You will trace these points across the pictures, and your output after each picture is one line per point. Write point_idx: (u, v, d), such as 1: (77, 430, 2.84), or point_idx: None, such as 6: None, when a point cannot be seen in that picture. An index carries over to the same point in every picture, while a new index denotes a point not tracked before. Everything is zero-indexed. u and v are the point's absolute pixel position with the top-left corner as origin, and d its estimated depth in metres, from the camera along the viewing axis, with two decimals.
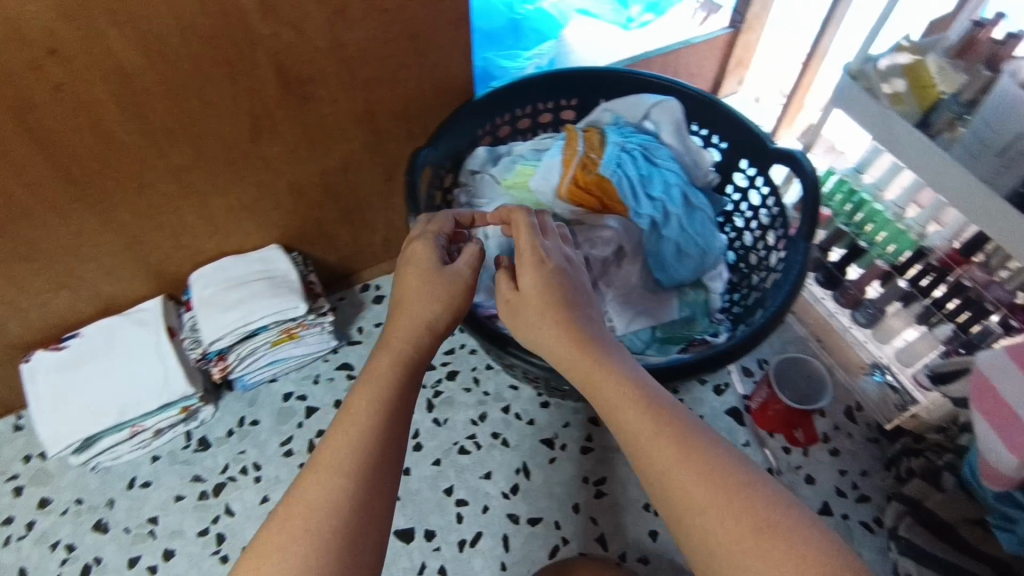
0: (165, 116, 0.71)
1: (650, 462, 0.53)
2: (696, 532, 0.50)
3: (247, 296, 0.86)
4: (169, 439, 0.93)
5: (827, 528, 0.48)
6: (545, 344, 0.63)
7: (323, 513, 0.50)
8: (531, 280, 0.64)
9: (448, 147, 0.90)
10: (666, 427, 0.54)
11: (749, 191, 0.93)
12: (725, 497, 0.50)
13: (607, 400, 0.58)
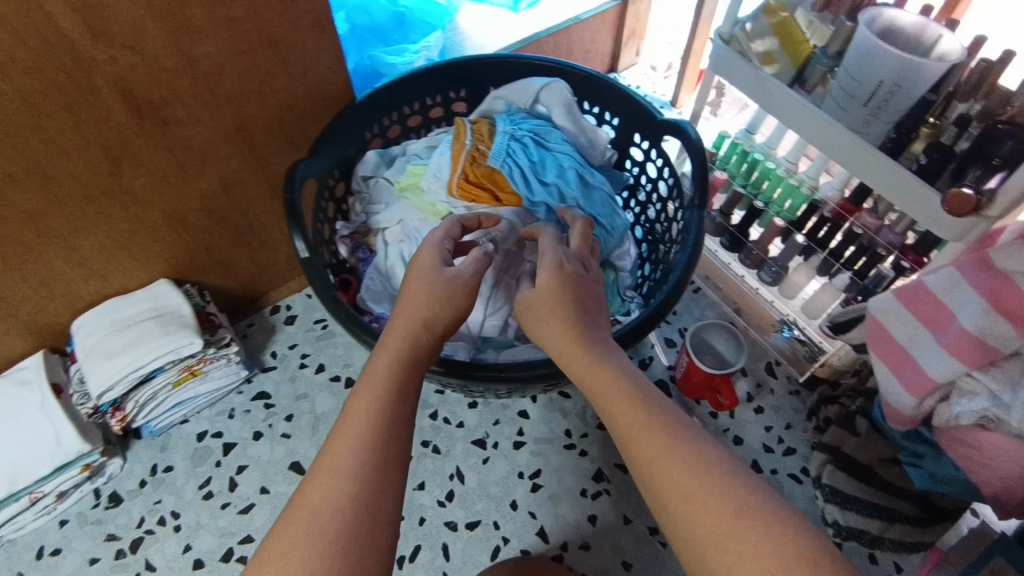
0: (38, 146, 0.66)
1: (637, 454, 0.51)
2: (683, 523, 0.47)
3: (138, 338, 0.82)
4: (76, 500, 0.87)
5: (767, 499, 0.47)
6: (553, 344, 0.61)
7: (309, 538, 0.46)
8: (548, 274, 0.63)
9: (338, 155, 0.87)
10: (655, 416, 0.52)
11: (647, 164, 0.93)
12: (707, 481, 0.48)
13: (601, 392, 0.56)
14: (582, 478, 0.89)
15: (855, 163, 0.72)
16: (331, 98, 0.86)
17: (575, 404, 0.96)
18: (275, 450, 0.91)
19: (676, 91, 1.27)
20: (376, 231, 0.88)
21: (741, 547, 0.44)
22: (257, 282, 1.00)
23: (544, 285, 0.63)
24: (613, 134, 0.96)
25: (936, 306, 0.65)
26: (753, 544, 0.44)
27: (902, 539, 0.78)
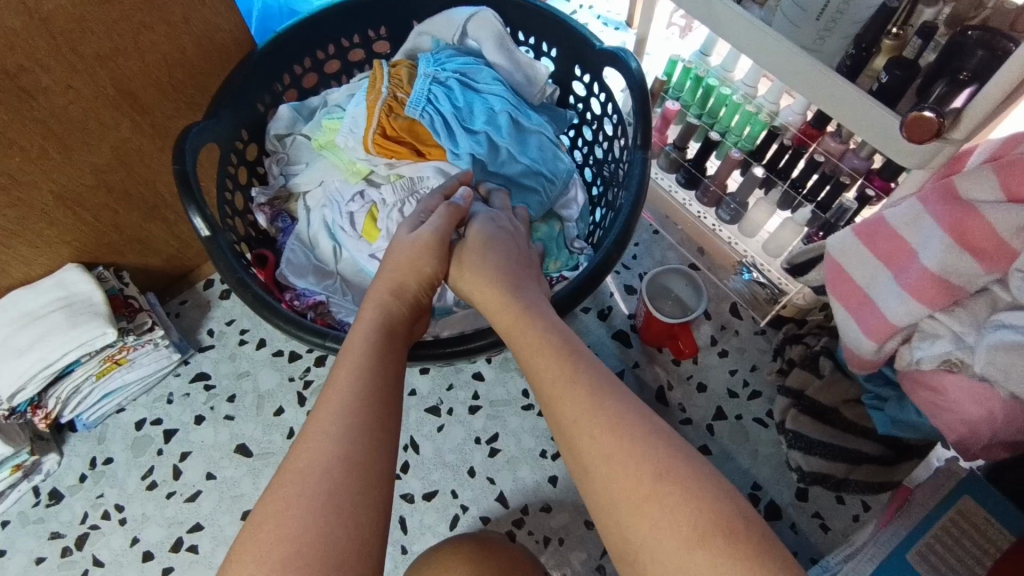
0: None
1: (562, 415, 0.47)
2: (600, 485, 0.43)
3: (50, 328, 0.76)
4: (15, 500, 0.82)
5: (702, 468, 0.42)
6: (478, 295, 0.59)
7: (230, 558, 0.41)
8: (479, 228, 0.64)
9: (247, 111, 0.78)
10: (576, 383, 0.47)
11: (590, 99, 0.84)
12: (629, 441, 0.43)
13: (533, 358, 0.51)
14: (540, 439, 0.86)
15: (808, 87, 0.64)
16: (227, 49, 0.77)
17: None
18: (219, 433, 0.86)
19: (630, 10, 1.16)
20: (298, 196, 0.82)
21: (660, 513, 0.40)
22: (184, 256, 0.94)
23: (476, 234, 0.63)
24: (552, 67, 0.87)
25: (895, 241, 0.60)
26: (675, 509, 0.40)
27: (869, 479, 0.74)
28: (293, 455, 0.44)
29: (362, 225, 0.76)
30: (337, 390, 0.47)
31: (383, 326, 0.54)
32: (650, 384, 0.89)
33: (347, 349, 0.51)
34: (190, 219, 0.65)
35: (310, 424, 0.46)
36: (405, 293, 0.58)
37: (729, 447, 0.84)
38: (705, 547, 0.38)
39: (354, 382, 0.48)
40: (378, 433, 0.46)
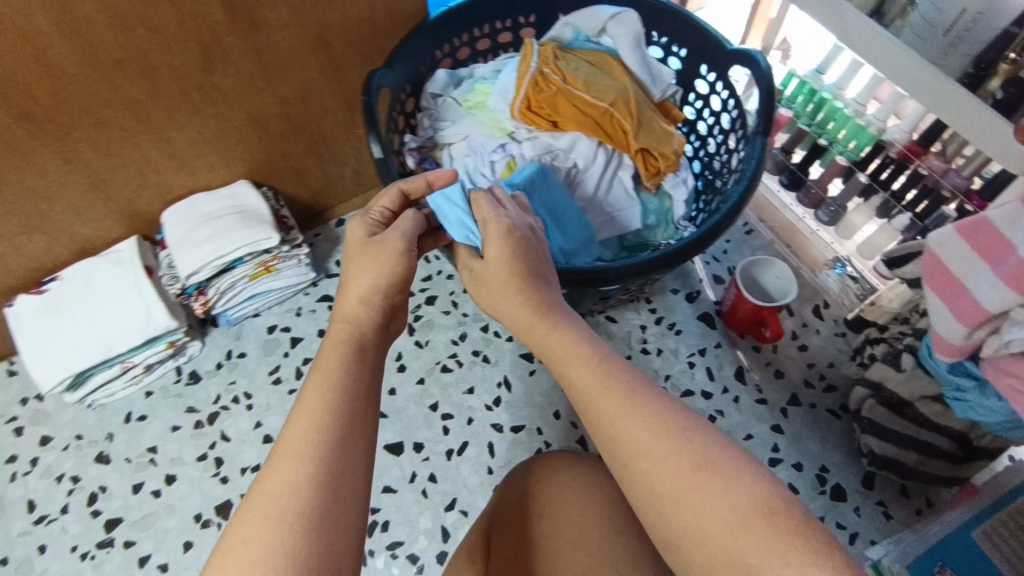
0: (152, 39, 0.72)
1: (599, 416, 0.50)
2: (639, 482, 0.47)
3: (224, 228, 0.89)
4: (160, 375, 0.94)
5: (737, 454, 0.46)
6: (508, 315, 0.59)
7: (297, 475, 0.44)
8: (497, 249, 0.58)
9: (411, 70, 0.90)
10: (611, 384, 0.51)
11: (711, 97, 0.93)
12: (665, 438, 0.47)
13: (563, 360, 0.55)
14: None
15: (929, 96, 0.71)
16: (406, 15, 0.90)
17: (621, 328, 1.00)
18: None
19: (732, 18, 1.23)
20: (442, 146, 0.92)
21: (701, 501, 0.44)
22: (325, 193, 1.07)
23: (492, 258, 0.58)
24: (678, 66, 0.97)
25: (995, 239, 0.65)
26: (715, 495, 0.44)
27: (936, 472, 0.80)
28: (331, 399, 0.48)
29: (500, 172, 0.84)
30: (312, 407, 0.48)
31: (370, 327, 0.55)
32: (728, 363, 0.95)
33: (317, 362, 0.51)
34: (369, 144, 0.77)
35: (289, 438, 0.46)
36: (374, 297, 0.56)
37: (800, 430, 0.89)
38: (747, 527, 0.43)
39: (337, 388, 0.49)
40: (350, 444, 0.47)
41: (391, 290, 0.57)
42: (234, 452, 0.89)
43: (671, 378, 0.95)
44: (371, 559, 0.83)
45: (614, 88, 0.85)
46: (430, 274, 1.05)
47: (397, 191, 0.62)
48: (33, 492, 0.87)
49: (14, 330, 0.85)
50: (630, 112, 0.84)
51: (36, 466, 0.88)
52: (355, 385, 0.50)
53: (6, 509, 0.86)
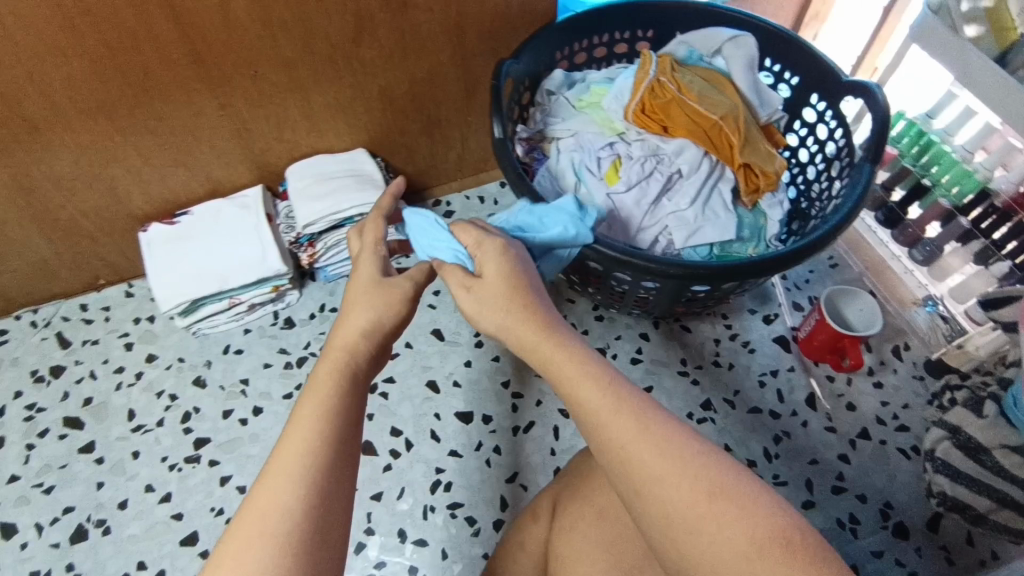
0: (316, 7, 0.80)
1: (611, 440, 0.51)
2: (655, 508, 0.48)
3: (342, 188, 0.96)
4: (259, 316, 1.02)
5: (753, 481, 0.48)
6: (512, 331, 0.60)
7: (284, 488, 0.46)
8: (496, 265, 0.63)
9: (533, 66, 0.96)
10: (622, 409, 0.52)
11: (817, 126, 0.96)
12: (681, 465, 0.48)
13: (568, 379, 0.56)
14: (690, 402, 0.95)
15: None
16: (535, 15, 0.96)
17: (695, 338, 1.01)
18: (422, 315, 1.03)
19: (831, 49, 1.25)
20: (550, 139, 0.97)
21: (717, 527, 0.46)
22: (429, 172, 1.14)
23: (493, 272, 0.63)
24: (787, 93, 1.00)
25: None
26: (732, 522, 0.46)
27: (1008, 525, 0.78)
28: (319, 416, 0.51)
29: (606, 170, 0.89)
30: (305, 429, 0.50)
31: (364, 361, 0.57)
32: (799, 388, 0.96)
33: (311, 384, 0.53)
34: (491, 125, 0.83)
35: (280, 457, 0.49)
36: (373, 332, 0.59)
37: (866, 463, 0.89)
38: (765, 555, 0.44)
39: (329, 414, 0.51)
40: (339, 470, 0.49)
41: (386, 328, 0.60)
42: None
43: (740, 393, 0.96)
44: (432, 515, 0.86)
45: (725, 104, 0.88)
46: None
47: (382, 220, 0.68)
48: (134, 402, 0.93)
49: (146, 254, 0.94)
50: (738, 129, 0.87)
51: (140, 379, 0.95)
52: (347, 412, 0.52)
53: (108, 414, 0.92)
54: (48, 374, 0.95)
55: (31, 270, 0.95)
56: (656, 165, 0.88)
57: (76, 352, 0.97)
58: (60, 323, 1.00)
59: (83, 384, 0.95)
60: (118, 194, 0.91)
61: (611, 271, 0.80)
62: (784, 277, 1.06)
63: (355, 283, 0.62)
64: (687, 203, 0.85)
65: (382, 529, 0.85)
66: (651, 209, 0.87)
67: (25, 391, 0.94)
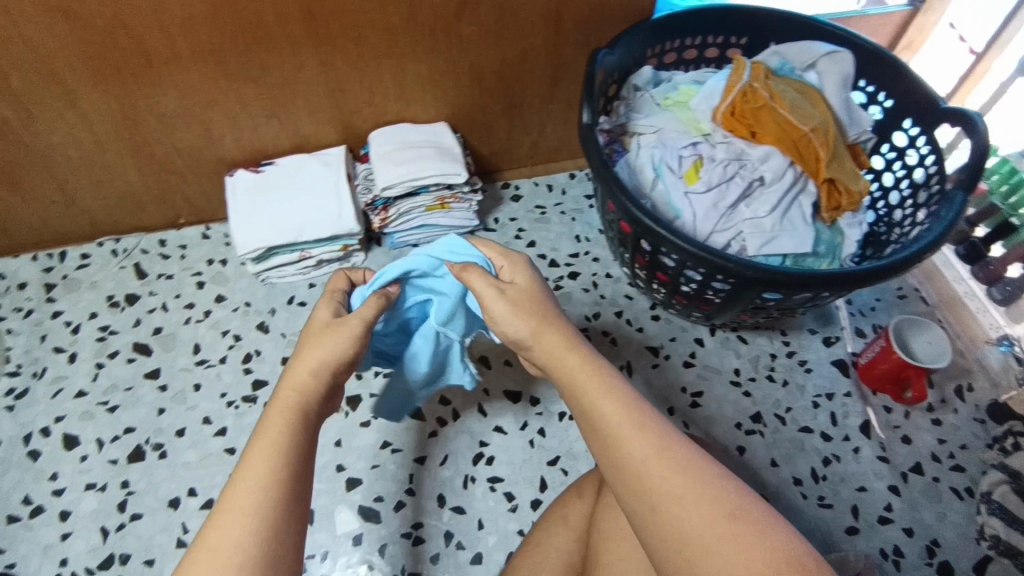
0: None
1: (631, 455, 0.52)
2: (672, 525, 0.48)
3: (422, 157, 0.98)
4: (325, 273, 1.04)
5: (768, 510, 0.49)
6: (544, 343, 0.63)
7: (235, 520, 0.48)
8: (525, 279, 0.68)
9: (625, 59, 0.97)
10: (645, 426, 0.54)
11: (907, 151, 0.95)
12: (701, 485, 0.49)
13: (593, 395, 0.57)
14: (739, 413, 0.94)
15: None
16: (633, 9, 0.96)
17: (751, 350, 1.00)
18: None
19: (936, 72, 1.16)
20: (631, 134, 0.96)
21: (734, 547, 0.46)
22: (503, 154, 1.15)
23: (521, 283, 0.68)
24: (879, 115, 0.99)
25: None
26: (749, 545, 0.46)
27: None
28: (269, 451, 0.52)
29: (686, 169, 0.89)
30: (256, 467, 0.51)
31: (318, 399, 0.59)
32: (854, 414, 0.94)
33: (262, 422, 0.55)
34: (579, 110, 0.85)
35: (231, 496, 0.49)
36: (324, 369, 0.60)
37: (916, 498, 0.87)
38: None
39: (280, 451, 0.52)
40: (289, 504, 0.50)
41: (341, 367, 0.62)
42: None
43: (792, 411, 0.94)
44: (472, 485, 0.88)
45: (817, 118, 0.87)
46: (578, 252, 1.10)
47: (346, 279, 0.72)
48: (200, 338, 0.97)
49: (230, 198, 0.98)
50: (827, 142, 0.86)
51: (207, 317, 0.99)
52: (300, 447, 0.54)
53: (175, 345, 0.96)
54: (123, 300, 1.00)
55: (120, 199, 1.00)
56: (739, 169, 0.87)
57: (151, 284, 1.01)
58: (139, 255, 1.04)
59: (154, 314, 0.99)
60: (212, 137, 0.94)
61: (685, 263, 0.80)
62: (849, 301, 1.04)
63: (309, 326, 0.64)
64: (767, 211, 0.84)
65: (422, 492, 0.87)
66: (727, 213, 0.86)
67: (100, 313, 0.98)
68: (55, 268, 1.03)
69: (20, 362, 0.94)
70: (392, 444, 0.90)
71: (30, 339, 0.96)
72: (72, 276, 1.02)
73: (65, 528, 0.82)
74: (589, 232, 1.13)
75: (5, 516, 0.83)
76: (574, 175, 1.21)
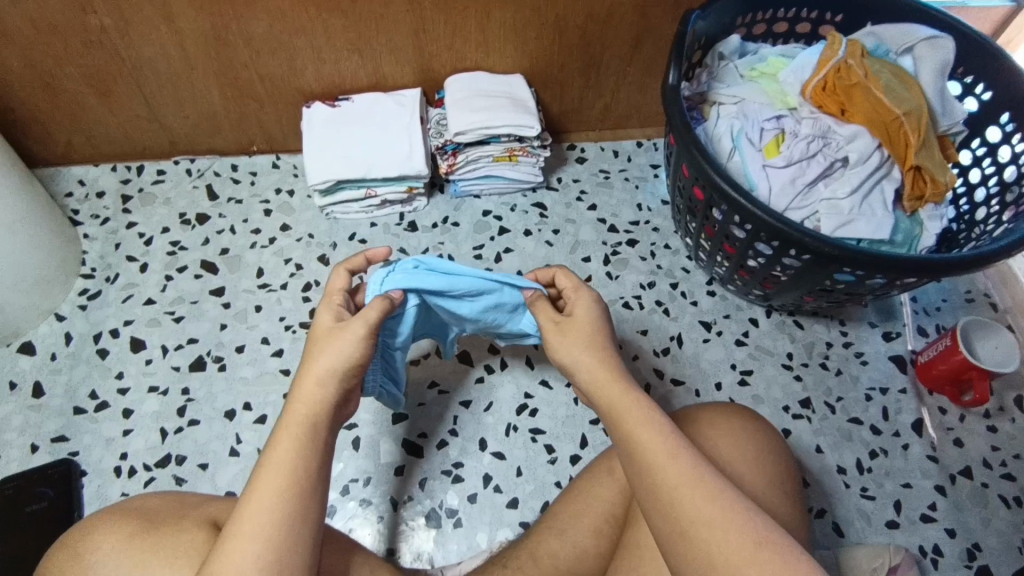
0: None
1: (663, 481, 0.53)
2: (700, 550, 0.50)
3: (497, 107, 0.98)
4: (387, 213, 1.05)
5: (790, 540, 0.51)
6: (585, 367, 0.62)
7: (248, 542, 0.50)
8: (584, 309, 0.67)
9: (713, 26, 0.94)
10: (676, 455, 0.54)
11: (1000, 147, 0.91)
12: (729, 515, 0.50)
13: (627, 420, 0.57)
14: (788, 396, 0.93)
15: None
16: None
17: (807, 336, 0.98)
18: (538, 249, 1.05)
19: None
20: (711, 103, 0.94)
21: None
22: (573, 115, 1.14)
23: (580, 313, 0.67)
24: (974, 107, 0.95)
25: None
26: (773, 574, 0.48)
27: None
28: (269, 473, 0.53)
29: (766, 143, 0.87)
30: (262, 494, 0.52)
31: (329, 405, 0.59)
32: (907, 411, 0.92)
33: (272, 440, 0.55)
34: (666, 71, 0.83)
35: (243, 519, 0.51)
36: (332, 378, 0.59)
37: (962, 501, 0.86)
38: None
39: (289, 468, 0.53)
40: (295, 523, 0.51)
41: (353, 372, 0.61)
42: None
43: (843, 401, 0.93)
44: (513, 434, 0.89)
45: (912, 101, 0.84)
46: (639, 221, 1.09)
47: (346, 272, 0.68)
48: (264, 262, 1.00)
49: (306, 129, 0.99)
50: (919, 129, 0.83)
51: (272, 244, 1.01)
52: (309, 463, 0.55)
53: (241, 267, 0.99)
54: (194, 219, 1.03)
55: (200, 120, 1.02)
56: (823, 146, 0.85)
57: (221, 206, 1.04)
58: (212, 177, 1.07)
59: (223, 236, 1.02)
60: (294, 66, 0.96)
61: (756, 233, 0.78)
62: (914, 299, 1.01)
63: (313, 330, 0.63)
64: (846, 193, 0.82)
65: (465, 433, 0.89)
66: (805, 190, 0.84)
67: (172, 229, 1.02)
68: (132, 181, 1.06)
69: (95, 266, 0.98)
70: (438, 385, 0.92)
71: (105, 245, 1.00)
72: (148, 190, 1.05)
73: (127, 425, 0.87)
74: (651, 201, 1.11)
75: (73, 406, 0.88)
76: (641, 144, 1.18)
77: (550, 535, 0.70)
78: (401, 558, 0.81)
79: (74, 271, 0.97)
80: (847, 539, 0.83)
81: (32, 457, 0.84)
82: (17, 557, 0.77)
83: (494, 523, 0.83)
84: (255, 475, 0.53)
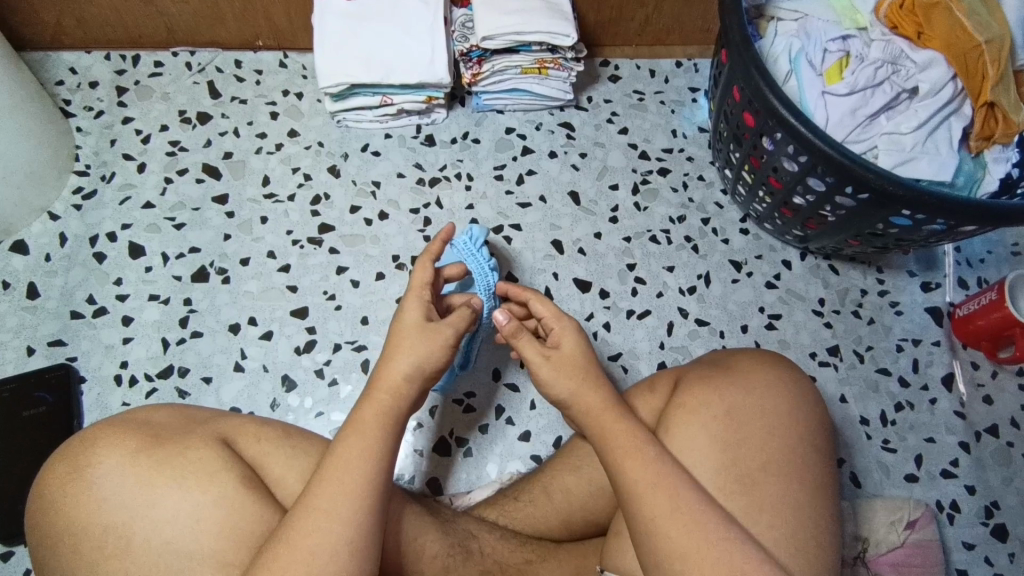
0: None
1: (642, 511, 0.54)
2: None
3: (532, 11, 0.88)
4: (403, 125, 0.97)
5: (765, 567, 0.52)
6: (572, 395, 0.60)
7: (332, 526, 0.50)
8: (572, 343, 0.62)
9: None
10: (655, 487, 0.54)
11: None
12: (704, 549, 0.52)
13: (615, 447, 0.57)
14: (816, 342, 0.89)
15: None
16: None
17: (842, 281, 0.93)
18: (564, 172, 0.98)
19: None
20: (768, 17, 0.85)
21: None
22: (609, 27, 1.04)
23: (568, 348, 0.62)
24: None
25: None
26: None
27: None
28: (344, 457, 0.53)
29: (828, 66, 0.78)
30: (335, 493, 0.51)
31: (407, 405, 0.58)
32: (938, 364, 0.89)
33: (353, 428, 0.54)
34: None
35: (321, 503, 0.51)
36: (417, 377, 0.58)
37: (985, 459, 0.83)
38: None
39: (366, 455, 0.53)
40: (369, 512, 0.52)
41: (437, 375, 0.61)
42: (444, 216, 0.93)
43: (873, 350, 0.89)
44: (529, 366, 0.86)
45: (996, 27, 0.74)
46: (672, 148, 1.01)
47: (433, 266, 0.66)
48: (271, 170, 0.93)
49: (319, 23, 0.90)
50: (999, 59, 0.74)
51: (279, 150, 0.94)
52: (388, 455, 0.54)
53: (245, 173, 0.93)
54: (195, 118, 0.95)
55: (201, 8, 0.93)
56: (891, 74, 0.77)
57: (224, 106, 0.96)
58: (214, 73, 0.98)
59: (226, 138, 0.94)
60: None
61: (816, 171, 0.72)
62: (958, 248, 0.95)
63: (398, 324, 0.61)
64: (911, 127, 0.75)
65: (479, 363, 0.85)
66: (866, 122, 0.76)
67: (171, 127, 0.94)
68: (127, 72, 0.98)
69: (89, 163, 0.92)
70: None
71: (99, 141, 0.93)
72: (145, 84, 0.97)
73: (127, 333, 0.83)
74: (687, 128, 1.03)
75: (70, 310, 0.84)
76: (681, 64, 1.08)
77: (563, 470, 0.69)
78: (408, 481, 0.79)
79: (68, 167, 0.91)
80: (865, 490, 0.81)
81: (28, 359, 0.81)
82: (19, 458, 0.76)
83: (506, 454, 0.81)
84: (327, 465, 0.52)
